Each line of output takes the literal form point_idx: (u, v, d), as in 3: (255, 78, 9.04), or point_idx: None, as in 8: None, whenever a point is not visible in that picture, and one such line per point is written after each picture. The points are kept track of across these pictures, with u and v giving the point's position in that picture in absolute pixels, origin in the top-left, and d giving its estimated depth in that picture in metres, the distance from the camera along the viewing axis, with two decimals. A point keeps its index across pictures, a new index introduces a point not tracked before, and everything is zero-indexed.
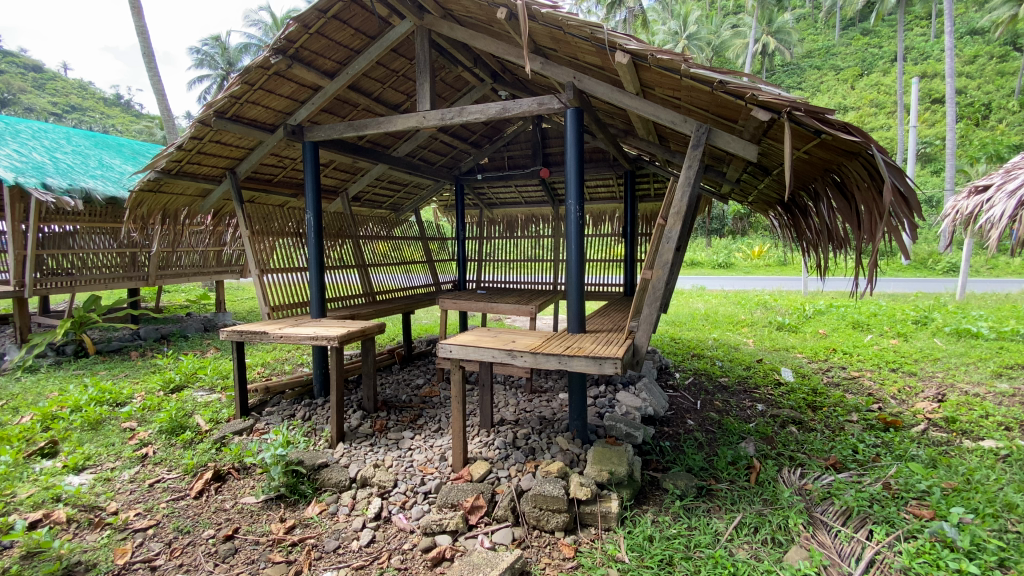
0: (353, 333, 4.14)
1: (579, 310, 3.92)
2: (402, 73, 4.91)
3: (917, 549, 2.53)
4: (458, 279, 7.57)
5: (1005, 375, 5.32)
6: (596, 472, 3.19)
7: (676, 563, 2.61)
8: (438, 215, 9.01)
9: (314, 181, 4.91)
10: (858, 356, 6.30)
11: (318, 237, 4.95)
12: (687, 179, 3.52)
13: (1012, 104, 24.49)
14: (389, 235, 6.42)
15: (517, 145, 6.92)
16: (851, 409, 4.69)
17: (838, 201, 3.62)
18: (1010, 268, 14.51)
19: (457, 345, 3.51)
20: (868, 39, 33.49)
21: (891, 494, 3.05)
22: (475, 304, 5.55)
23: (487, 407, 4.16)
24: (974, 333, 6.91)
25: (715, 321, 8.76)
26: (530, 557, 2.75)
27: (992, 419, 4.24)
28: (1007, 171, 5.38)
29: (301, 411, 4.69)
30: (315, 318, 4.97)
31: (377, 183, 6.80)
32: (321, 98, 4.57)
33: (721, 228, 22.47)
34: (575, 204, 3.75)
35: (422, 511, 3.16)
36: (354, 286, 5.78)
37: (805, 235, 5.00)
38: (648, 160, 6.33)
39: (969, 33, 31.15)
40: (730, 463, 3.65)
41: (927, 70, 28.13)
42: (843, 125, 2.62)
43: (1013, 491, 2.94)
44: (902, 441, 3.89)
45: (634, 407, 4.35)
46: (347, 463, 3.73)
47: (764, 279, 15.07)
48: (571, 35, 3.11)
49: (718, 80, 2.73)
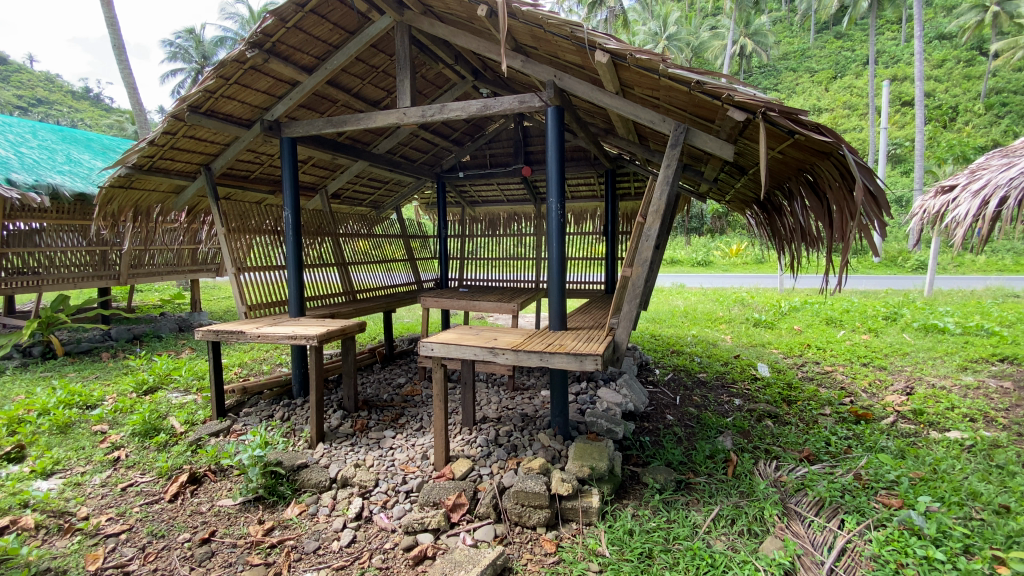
0: (333, 332, 4.08)
1: (561, 307, 3.96)
2: (382, 69, 4.85)
3: (886, 537, 2.61)
4: (440, 277, 7.54)
5: (970, 369, 5.54)
6: (577, 467, 3.23)
7: (656, 555, 2.66)
8: (420, 212, 8.93)
9: (293, 179, 4.82)
10: (830, 352, 6.47)
11: (297, 235, 4.86)
12: (665, 178, 3.56)
13: (978, 107, 25.43)
14: (369, 233, 6.39)
15: (499, 143, 6.91)
16: (825, 402, 4.82)
17: (811, 200, 3.71)
18: (975, 266, 15.10)
19: (438, 343, 3.49)
20: (841, 42, 34.28)
21: (861, 485, 3.14)
22: (458, 303, 5.53)
23: (468, 405, 4.14)
24: (941, 328, 7.15)
25: (694, 318, 8.91)
26: (512, 554, 2.76)
27: (958, 411, 4.40)
28: (972, 171, 5.56)
29: (279, 411, 4.61)
30: (293, 316, 4.89)
31: (357, 180, 6.73)
32: (299, 93, 4.49)
33: (700, 226, 22.78)
34: (556, 202, 3.75)
35: (404, 510, 3.15)
36: (333, 285, 5.73)
37: (779, 234, 5.10)
38: (628, 159, 6.41)
39: (938, 38, 32.02)
40: (707, 456, 3.71)
41: (897, 73, 28.96)
42: (816, 127, 2.67)
43: (977, 480, 3.09)
44: (872, 433, 4.00)
45: (614, 403, 4.41)
46: (327, 463, 3.68)
47: (741, 278, 15.29)
48: (551, 34, 3.13)
49: (694, 80, 2.78)
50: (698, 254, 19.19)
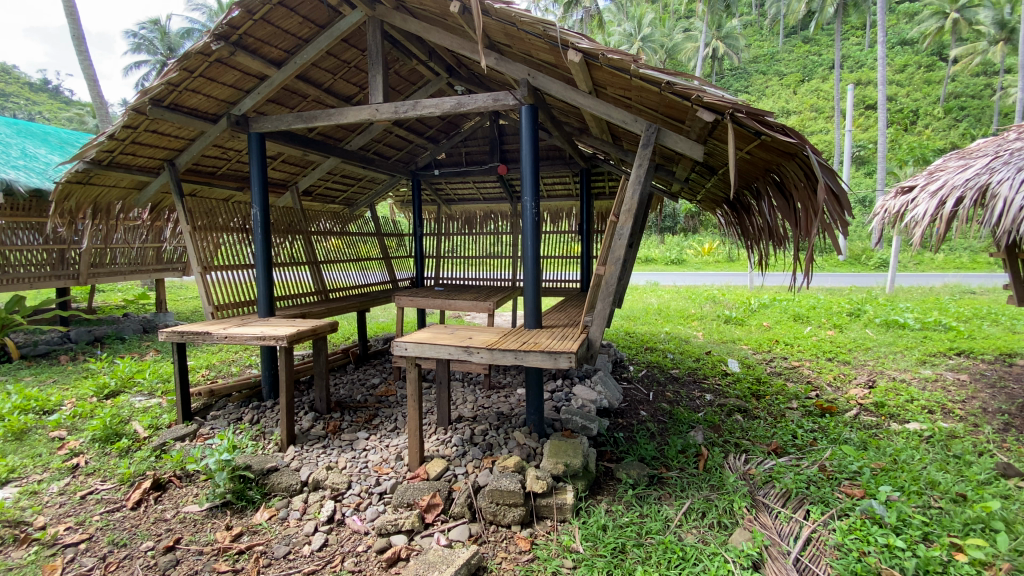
0: (303, 332, 3.99)
1: (536, 305, 3.97)
2: (354, 64, 4.77)
3: (849, 526, 2.69)
4: (415, 276, 7.47)
5: (928, 363, 5.78)
6: (552, 464, 3.24)
7: (628, 550, 2.69)
8: (395, 210, 8.82)
9: (261, 175, 4.70)
10: (797, 347, 6.66)
11: (265, 233, 4.74)
12: (638, 177, 3.60)
13: (937, 111, 26.53)
14: (342, 231, 6.29)
15: (474, 141, 6.87)
16: (792, 396, 4.96)
17: (778, 200, 3.80)
18: (934, 264, 15.77)
19: (412, 343, 3.45)
20: (808, 47, 35.25)
21: (826, 476, 3.24)
22: (433, 301, 5.48)
23: (443, 405, 4.10)
24: (901, 324, 7.44)
25: (667, 315, 9.06)
26: (487, 553, 2.76)
27: (917, 403, 4.59)
28: (930, 173, 5.77)
29: (248, 414, 4.49)
30: (262, 317, 4.77)
31: (329, 177, 6.61)
32: (267, 87, 4.38)
33: (673, 225, 23.13)
34: (531, 200, 3.75)
35: (377, 512, 3.11)
36: (305, 284, 5.61)
37: (748, 232, 5.22)
38: (603, 158, 6.47)
39: (900, 44, 33.19)
40: (679, 451, 3.78)
41: (861, 77, 29.97)
42: (782, 128, 2.73)
43: (935, 470, 3.24)
44: (836, 425, 4.14)
45: (589, 400, 4.45)
46: (298, 466, 3.61)
47: (714, 275, 15.62)
48: (523, 32, 3.12)
49: (665, 81, 2.81)
50: (672, 252, 19.48)
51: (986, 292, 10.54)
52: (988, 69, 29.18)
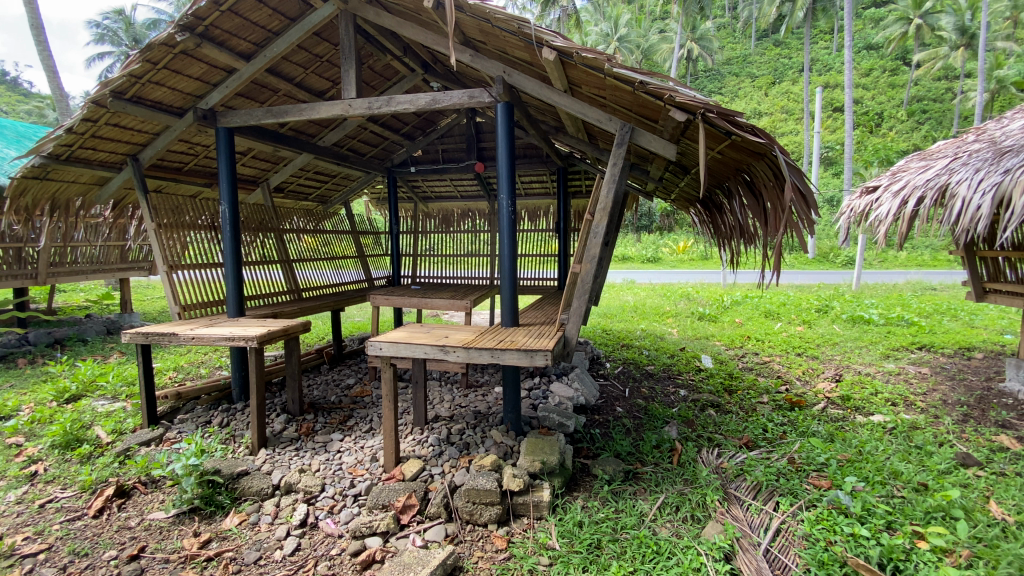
0: (275, 332, 3.90)
1: (512, 303, 3.96)
2: (326, 59, 4.67)
3: (816, 516, 2.77)
4: (392, 275, 7.38)
5: (891, 357, 5.99)
6: (529, 462, 3.24)
7: (604, 546, 2.71)
8: (370, 207, 8.70)
9: (230, 171, 4.56)
10: (768, 343, 6.82)
11: (234, 231, 4.61)
12: (613, 176, 3.62)
13: (900, 114, 27.50)
14: (316, 229, 6.18)
15: (451, 138, 6.82)
16: (762, 391, 5.08)
17: (748, 199, 3.87)
18: (897, 262, 16.36)
19: (387, 342, 3.40)
20: (779, 50, 36.08)
21: (795, 468, 3.32)
22: (409, 300, 5.42)
23: (420, 405, 4.06)
24: (866, 319, 7.69)
25: (643, 312, 9.17)
26: (463, 552, 2.74)
27: (881, 396, 4.75)
28: (893, 173, 5.96)
29: (217, 417, 4.36)
30: (231, 317, 4.64)
31: (302, 173, 6.47)
32: (235, 81, 4.25)
33: (649, 224, 23.39)
34: (507, 198, 3.74)
35: (351, 514, 3.06)
36: (277, 283, 5.49)
37: (720, 231, 5.32)
38: (579, 157, 6.50)
39: (866, 48, 34.24)
40: (654, 446, 3.83)
41: (829, 80, 30.84)
42: (752, 128, 2.78)
43: (897, 460, 3.36)
44: (804, 419, 4.26)
45: (566, 397, 4.48)
46: (269, 469, 3.52)
47: (688, 273, 15.87)
48: (498, 29, 3.11)
49: (638, 80, 2.83)
50: (648, 251, 19.74)
51: (946, 288, 10.99)
52: (948, 73, 30.37)
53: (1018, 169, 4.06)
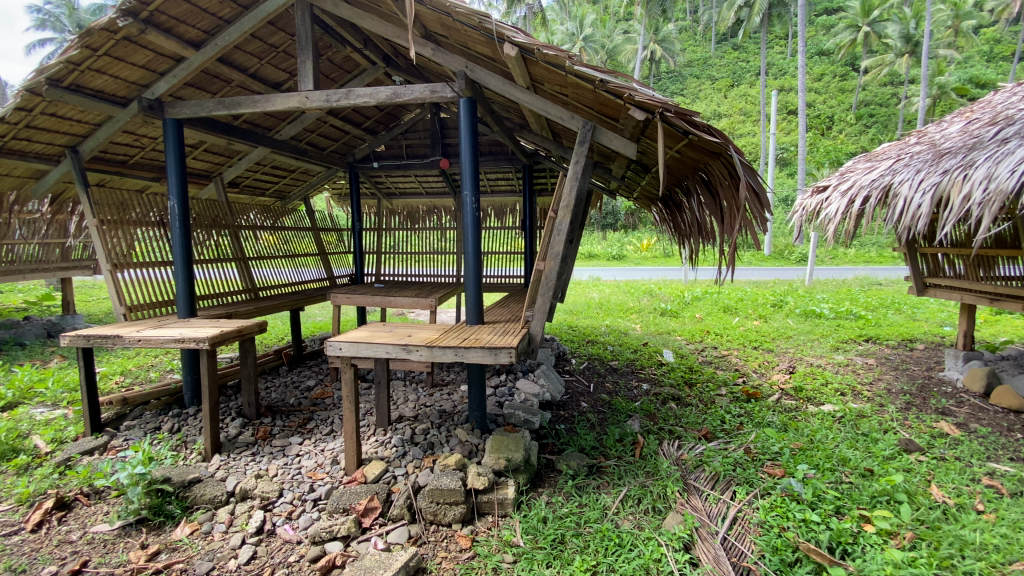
0: (228, 333, 3.75)
1: (477, 301, 3.93)
2: (282, 49, 4.51)
3: (771, 504, 2.86)
4: (354, 273, 7.22)
5: (840, 349, 6.29)
6: (493, 460, 3.22)
7: (568, 540, 2.73)
8: (331, 204, 8.48)
9: (179, 165, 4.35)
10: (726, 337, 7.04)
11: (185, 227, 4.40)
12: (575, 173, 3.64)
13: (849, 118, 28.86)
14: (274, 225, 5.98)
15: (415, 133, 6.72)
16: (721, 383, 5.24)
17: (706, 197, 3.97)
18: (846, 258, 17.19)
19: (347, 342, 3.31)
20: (737, 53, 37.23)
21: (751, 457, 3.43)
22: (372, 299, 5.31)
23: (383, 406, 3.98)
24: (818, 313, 8.05)
25: (608, 308, 9.31)
26: (427, 554, 2.71)
27: (831, 386, 4.97)
28: (841, 174, 6.23)
29: (168, 423, 4.16)
30: (182, 317, 4.43)
31: (259, 168, 6.24)
32: (184, 70, 4.06)
33: (615, 223, 23.73)
34: (470, 195, 3.70)
35: (311, 520, 2.97)
36: (231, 282, 5.28)
37: (680, 229, 5.43)
38: (544, 155, 6.52)
39: (818, 54, 35.70)
40: (617, 440, 3.88)
41: (784, 84, 32.05)
42: (708, 128, 2.85)
43: (845, 447, 3.53)
44: (760, 409, 4.41)
45: (532, 394, 4.49)
46: (224, 476, 3.39)
47: (651, 270, 16.23)
48: (459, 23, 3.07)
49: (599, 79, 2.85)
50: (613, 248, 20.05)
51: (891, 284, 11.61)
52: (893, 79, 32.05)
53: (956, 169, 4.24)
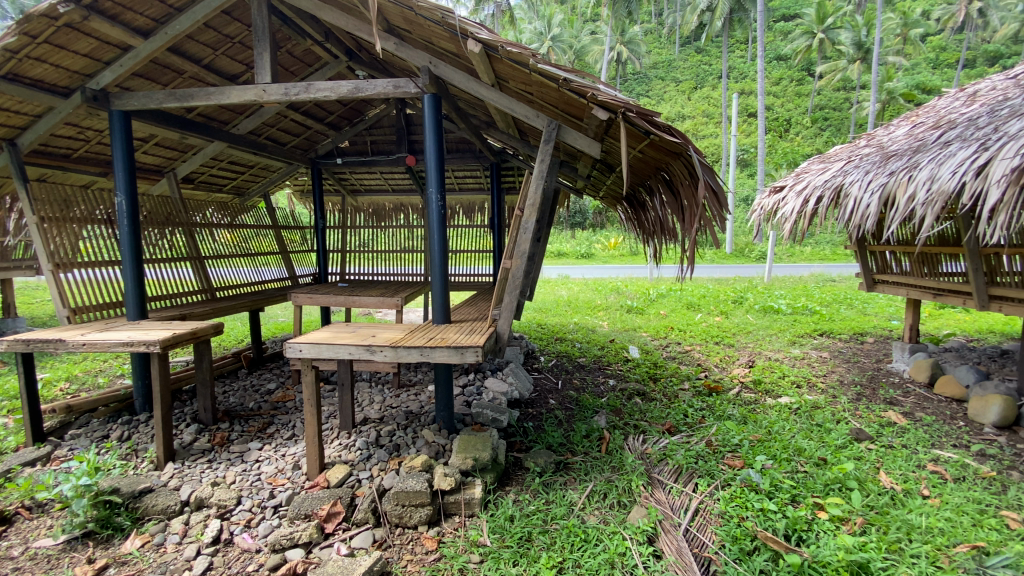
0: (181, 335, 3.59)
1: (444, 300, 3.89)
2: (238, 40, 4.34)
3: (731, 495, 2.94)
4: (318, 272, 7.04)
5: (796, 343, 6.54)
6: (460, 460, 3.20)
7: (534, 538, 2.74)
8: (294, 201, 8.24)
9: (127, 159, 4.14)
10: (689, 333, 7.22)
11: (134, 225, 4.18)
12: (540, 172, 3.64)
13: (805, 121, 30.03)
14: (232, 223, 5.77)
15: (380, 129, 6.59)
16: (684, 378, 5.37)
17: (668, 196, 4.05)
18: (803, 256, 17.89)
19: (308, 344, 3.22)
20: (701, 56, 38.16)
21: (712, 450, 3.52)
22: (336, 299, 5.19)
23: (346, 408, 3.90)
24: (776, 309, 8.35)
25: (576, 306, 9.39)
26: (392, 557, 2.67)
27: (788, 379, 5.16)
28: (796, 175, 6.46)
29: (116, 431, 3.95)
30: (132, 320, 4.22)
31: (215, 163, 6.00)
32: (132, 60, 3.86)
33: (583, 221, 23.96)
34: (436, 193, 3.66)
35: (271, 527, 2.88)
36: (185, 282, 5.07)
37: (644, 227, 5.52)
38: (511, 153, 6.51)
39: (776, 58, 36.94)
40: (584, 436, 3.92)
41: (745, 87, 33.06)
42: (668, 128, 2.90)
43: (800, 438, 3.67)
44: (721, 403, 4.54)
45: (500, 392, 4.47)
46: (178, 485, 3.24)
47: (618, 268, 16.46)
48: (422, 17, 3.03)
49: (562, 78, 2.85)
50: (582, 246, 20.27)
51: (843, 280, 12.14)
52: (845, 85, 33.51)
53: (901, 171, 4.45)
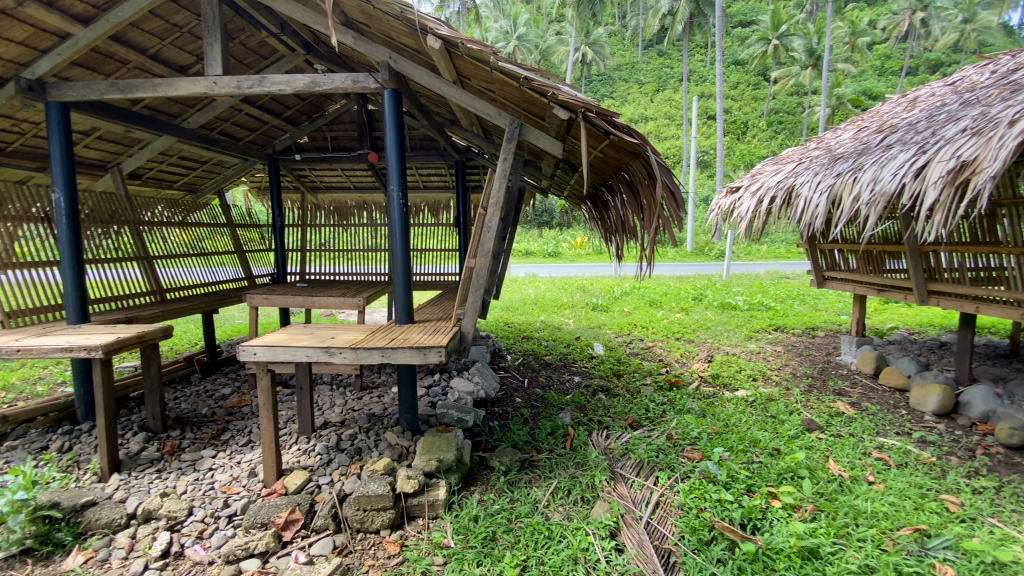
0: (126, 340, 3.40)
1: (406, 300, 3.83)
2: (187, 30, 4.15)
3: (690, 486, 3.02)
4: (276, 272, 6.82)
5: (753, 338, 6.78)
6: (424, 462, 3.15)
7: (499, 537, 2.74)
8: (250, 198, 7.95)
9: (66, 153, 3.89)
10: (652, 329, 7.38)
11: (74, 224, 3.94)
12: (503, 170, 3.64)
13: (761, 124, 31.19)
14: (183, 221, 5.51)
15: (341, 126, 6.43)
16: (646, 373, 5.49)
17: (628, 196, 4.11)
18: (760, 254, 18.59)
19: (263, 346, 3.11)
20: (663, 59, 39.01)
21: (672, 443, 3.61)
22: (295, 299, 5.05)
23: (306, 412, 3.79)
24: (733, 305, 8.63)
25: (542, 305, 9.45)
26: (353, 563, 2.61)
27: (744, 372, 5.35)
28: (751, 176, 6.68)
29: (56, 442, 3.72)
30: (72, 324, 3.98)
31: (164, 158, 5.73)
32: (71, 49, 3.62)
33: (550, 220, 24.12)
34: (397, 190, 3.60)
35: (225, 537, 2.77)
36: (132, 284, 4.82)
37: (607, 226, 5.59)
38: (476, 151, 6.49)
39: (734, 63, 38.15)
40: (549, 433, 3.95)
41: (705, 90, 34.02)
42: (627, 128, 2.95)
43: (755, 429, 3.81)
44: (681, 397, 4.66)
45: (466, 392, 4.44)
46: (124, 497, 3.08)
47: (584, 266, 16.65)
48: (380, 12, 2.97)
49: (523, 77, 2.85)
50: (548, 245, 20.42)
51: (797, 277, 12.67)
52: (798, 90, 34.96)
53: (847, 172, 4.67)
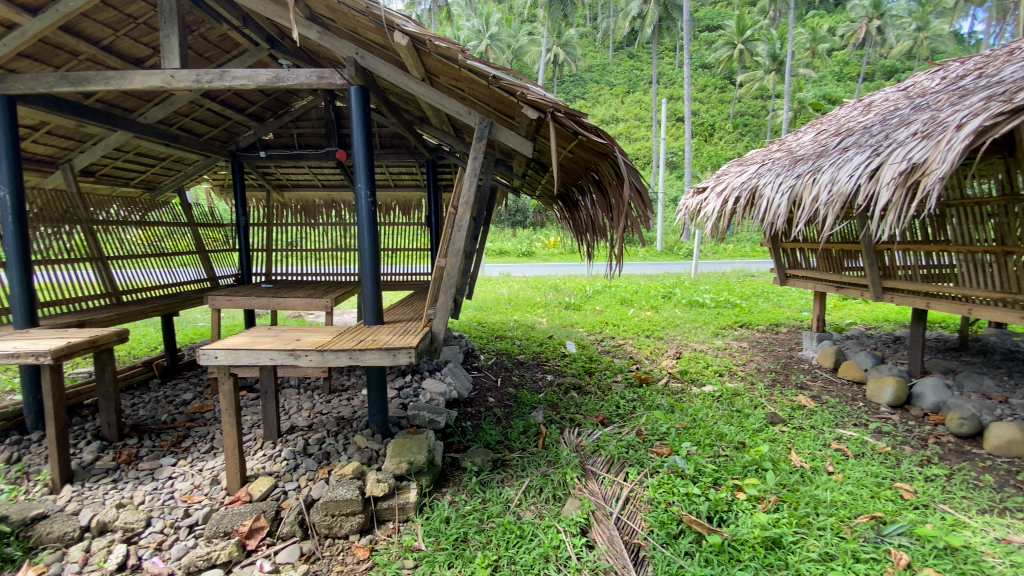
0: (78, 345, 3.24)
1: (375, 301, 3.76)
2: (142, 21, 3.98)
3: (658, 481, 3.07)
4: (241, 273, 6.62)
5: (720, 334, 6.95)
6: (394, 464, 3.10)
7: (470, 538, 2.73)
8: (213, 196, 7.69)
9: (11, 148, 3.68)
10: (623, 327, 7.48)
11: (20, 223, 3.72)
12: (473, 169, 3.62)
13: (728, 126, 32.01)
14: (140, 220, 5.29)
15: (307, 122, 6.29)
16: (617, 370, 5.56)
17: (598, 195, 4.15)
18: (727, 253, 19.08)
19: (224, 350, 3.01)
20: (633, 61, 39.57)
21: (642, 439, 3.67)
22: (260, 300, 4.91)
23: (271, 416, 3.69)
24: (701, 303, 8.83)
25: (515, 304, 9.46)
26: (321, 570, 2.56)
27: (711, 368, 5.48)
28: (717, 177, 6.85)
29: (2, 453, 3.52)
30: (19, 328, 3.78)
31: (119, 154, 5.48)
32: (16, 39, 3.41)
33: (523, 219, 24.17)
34: (365, 189, 3.53)
35: (186, 548, 2.67)
36: (85, 285, 4.60)
37: (577, 226, 5.64)
38: (447, 150, 6.44)
39: (702, 66, 39.02)
40: (521, 432, 3.96)
41: (674, 92, 34.68)
42: (595, 129, 2.97)
43: (722, 423, 3.91)
44: (651, 393, 4.74)
45: (438, 393, 4.41)
46: (76, 509, 2.93)
47: (556, 265, 16.75)
48: (345, 7, 2.91)
49: (491, 75, 2.84)
50: (522, 245, 20.47)
51: (761, 275, 13.07)
52: (763, 94, 36.03)
53: (807, 174, 4.84)
